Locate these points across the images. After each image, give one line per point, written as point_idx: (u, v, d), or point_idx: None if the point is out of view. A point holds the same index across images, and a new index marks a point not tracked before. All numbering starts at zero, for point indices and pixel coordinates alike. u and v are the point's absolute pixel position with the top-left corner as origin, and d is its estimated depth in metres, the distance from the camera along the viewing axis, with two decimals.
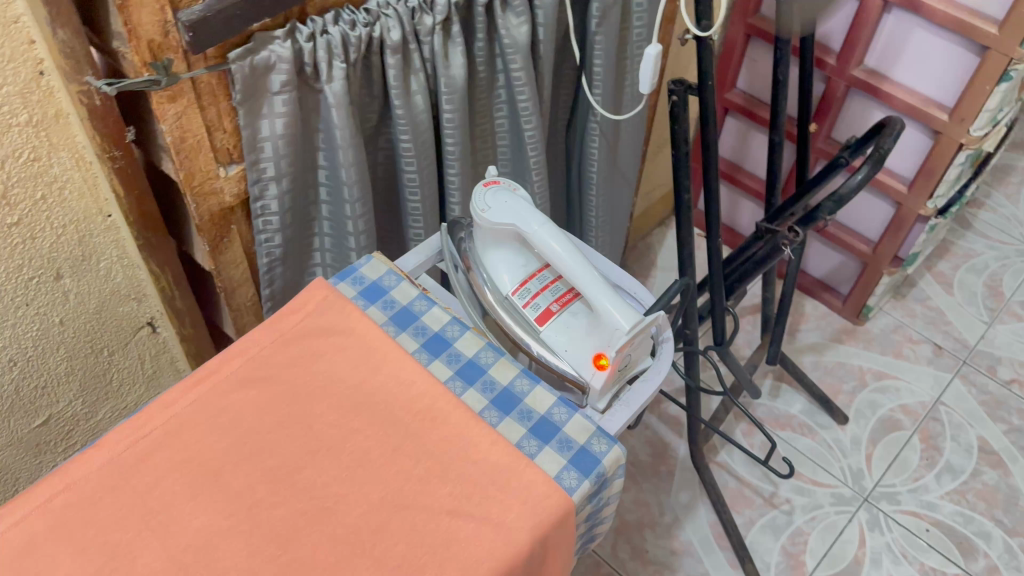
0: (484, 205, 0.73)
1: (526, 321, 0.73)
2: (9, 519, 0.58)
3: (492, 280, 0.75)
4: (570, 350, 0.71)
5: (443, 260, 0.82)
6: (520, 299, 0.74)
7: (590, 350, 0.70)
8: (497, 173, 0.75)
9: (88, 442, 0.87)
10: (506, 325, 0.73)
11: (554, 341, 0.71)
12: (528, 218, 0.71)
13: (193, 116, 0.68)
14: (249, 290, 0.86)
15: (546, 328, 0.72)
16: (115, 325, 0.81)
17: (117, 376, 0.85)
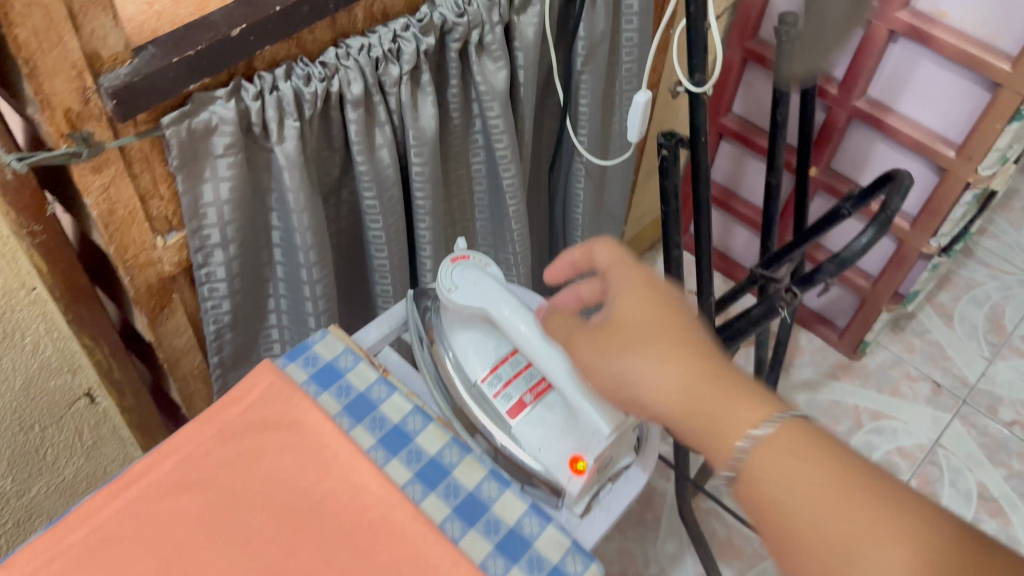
0: (450, 285, 0.66)
1: (497, 413, 0.66)
2: None
3: (459, 363, 0.68)
4: (544, 451, 0.64)
5: (408, 331, 0.75)
6: (490, 387, 0.67)
7: (568, 452, 0.63)
8: (466, 245, 0.68)
9: (21, 521, 0.80)
10: (474, 416, 0.66)
11: (527, 439, 0.65)
12: (502, 302, 0.65)
13: (122, 186, 0.61)
14: (196, 357, 0.79)
15: (518, 421, 0.65)
16: (47, 400, 0.74)
17: (51, 450, 0.78)
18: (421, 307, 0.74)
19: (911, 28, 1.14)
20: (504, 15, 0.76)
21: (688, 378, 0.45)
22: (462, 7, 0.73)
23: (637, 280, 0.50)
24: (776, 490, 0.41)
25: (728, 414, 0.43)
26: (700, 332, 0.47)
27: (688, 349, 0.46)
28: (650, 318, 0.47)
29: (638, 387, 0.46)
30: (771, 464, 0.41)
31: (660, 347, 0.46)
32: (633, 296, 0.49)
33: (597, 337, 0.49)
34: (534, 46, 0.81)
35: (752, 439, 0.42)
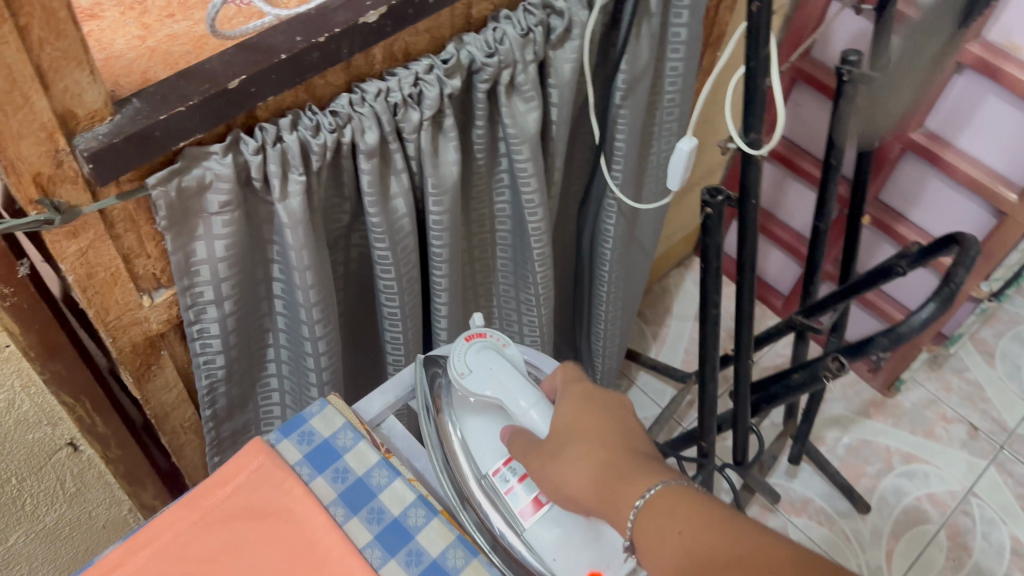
0: (463, 368, 0.61)
1: (509, 512, 0.60)
2: None
3: (471, 454, 0.64)
4: (559, 560, 0.58)
5: (415, 402, 0.69)
6: (502, 481, 0.62)
7: (585, 565, 0.58)
8: (483, 323, 0.64)
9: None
10: (482, 513, 0.61)
11: (541, 544, 0.59)
12: (519, 393, 0.59)
13: (103, 248, 0.54)
14: (188, 410, 0.73)
15: (533, 523, 0.60)
16: (25, 454, 0.68)
17: (32, 501, 0.72)
18: (431, 378, 0.68)
19: (980, 61, 1.05)
20: (539, 53, 0.68)
21: (597, 471, 0.51)
22: (493, 46, 0.66)
23: (575, 390, 0.57)
24: (655, 538, 0.48)
25: (618, 492, 0.50)
26: (617, 428, 0.55)
27: (606, 441, 0.53)
28: (578, 415, 0.55)
29: (560, 484, 0.52)
30: (648, 521, 0.48)
31: (576, 449, 0.53)
32: (569, 407, 0.56)
33: (533, 452, 0.55)
34: (570, 84, 0.72)
35: (637, 507, 0.49)
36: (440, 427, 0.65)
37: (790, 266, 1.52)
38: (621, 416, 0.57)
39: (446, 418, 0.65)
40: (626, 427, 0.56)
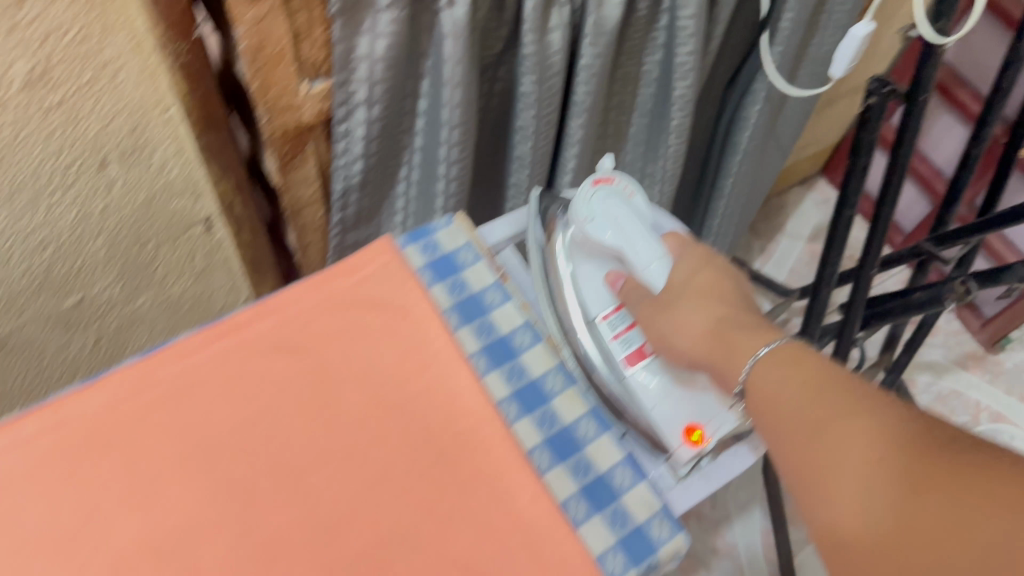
0: (589, 214, 0.63)
1: (612, 357, 0.63)
2: (10, 437, 0.54)
3: (580, 295, 0.65)
4: (658, 411, 0.62)
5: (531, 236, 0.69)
6: (609, 328, 0.64)
7: (684, 419, 0.62)
8: (611, 168, 0.66)
9: (121, 327, 0.81)
10: (585, 350, 0.63)
11: (643, 392, 0.62)
12: (643, 250, 0.62)
13: (276, 23, 0.56)
14: (319, 211, 0.77)
15: (634, 372, 0.63)
16: (165, 221, 0.73)
17: (162, 267, 0.78)
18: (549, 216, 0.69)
19: None
20: None
21: (711, 325, 0.56)
22: None
23: (695, 252, 0.62)
24: (770, 392, 0.49)
25: (734, 344, 0.53)
26: (734, 297, 0.59)
27: (722, 301, 0.58)
28: (697, 273, 0.60)
29: (675, 333, 0.57)
30: (770, 368, 0.50)
31: (691, 303, 0.58)
32: (689, 262, 0.61)
33: (649, 303, 0.60)
34: None
35: (758, 357, 0.51)
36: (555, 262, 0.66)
37: (921, 205, 1.45)
38: (735, 282, 0.60)
39: (560, 254, 0.66)
40: (739, 291, 0.60)
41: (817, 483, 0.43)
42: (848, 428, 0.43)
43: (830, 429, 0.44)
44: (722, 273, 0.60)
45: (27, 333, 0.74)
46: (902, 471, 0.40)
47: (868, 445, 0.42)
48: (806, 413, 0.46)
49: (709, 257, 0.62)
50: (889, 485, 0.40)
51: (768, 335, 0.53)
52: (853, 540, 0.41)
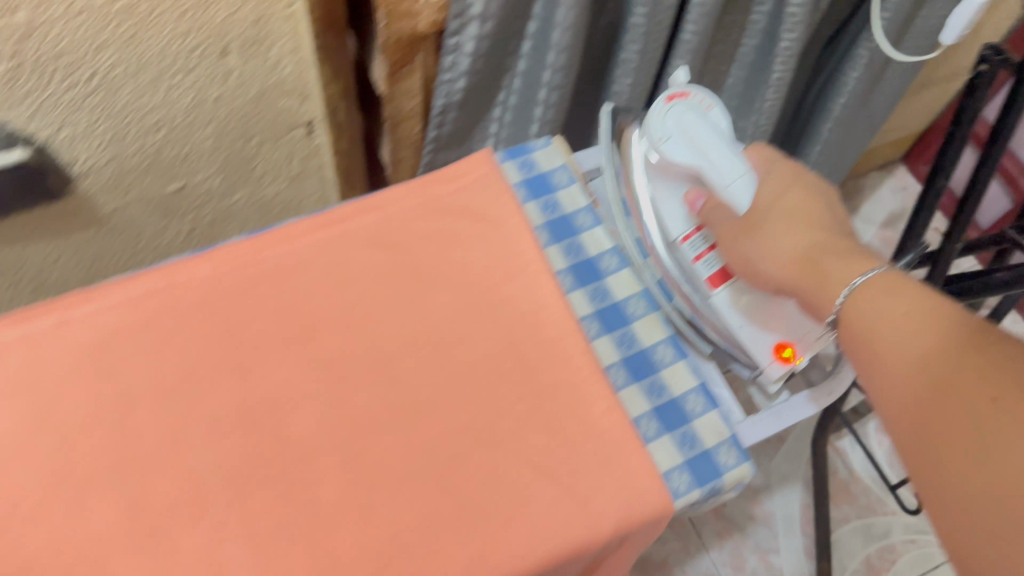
0: (662, 134, 0.59)
1: (695, 277, 0.61)
2: (123, 293, 0.57)
3: (659, 216, 0.62)
4: (746, 329, 0.60)
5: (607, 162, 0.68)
6: (691, 250, 0.61)
7: (776, 335, 0.61)
8: (686, 81, 0.61)
9: (215, 220, 0.85)
10: (668, 270, 0.62)
11: (730, 312, 0.60)
12: (722, 167, 0.58)
13: None
14: (416, 126, 0.78)
15: (721, 293, 0.61)
16: (271, 119, 0.75)
17: (262, 165, 0.81)
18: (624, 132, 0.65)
19: None
20: None
21: (801, 250, 0.55)
22: None
23: (785, 169, 0.61)
24: (868, 324, 0.48)
25: (828, 270, 0.52)
26: (824, 218, 0.57)
27: (815, 223, 0.57)
28: (788, 193, 0.59)
29: (760, 259, 0.57)
30: (865, 297, 0.49)
31: (782, 225, 0.57)
32: (779, 180, 0.60)
33: (734, 224, 0.59)
34: None
35: (853, 285, 0.50)
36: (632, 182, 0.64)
37: (1004, 203, 1.42)
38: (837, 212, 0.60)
39: (637, 173, 0.63)
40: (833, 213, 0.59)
41: (907, 430, 0.45)
42: (933, 380, 0.44)
43: (920, 377, 0.44)
44: (812, 194, 0.59)
45: (130, 213, 0.78)
46: (972, 431, 0.41)
47: (948, 400, 0.42)
48: (907, 349, 0.46)
49: (802, 174, 0.60)
50: (960, 444, 0.41)
51: (863, 262, 0.52)
52: (957, 479, 0.41)
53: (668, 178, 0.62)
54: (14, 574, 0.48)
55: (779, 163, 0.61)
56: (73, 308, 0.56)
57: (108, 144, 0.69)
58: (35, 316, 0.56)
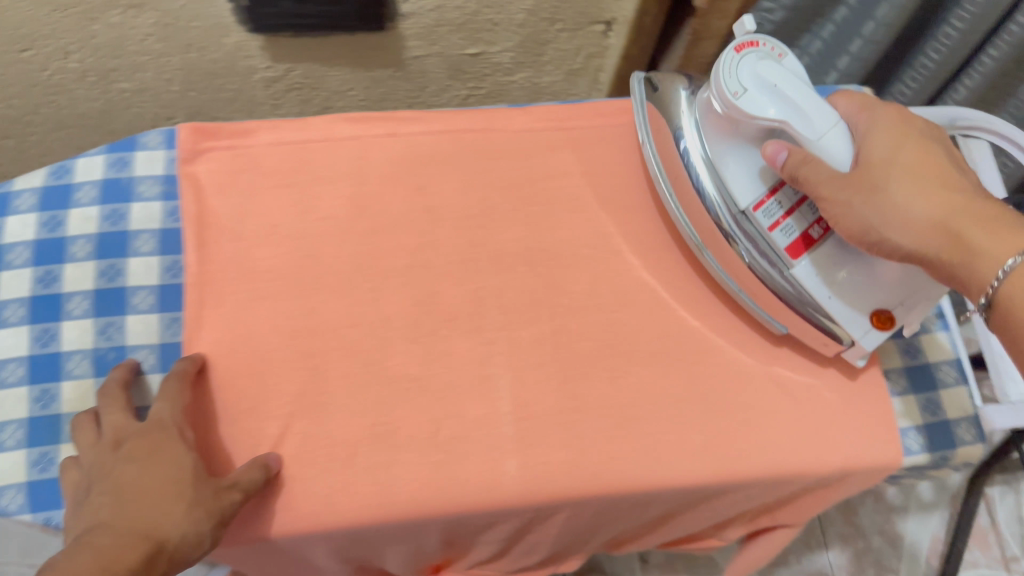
0: (738, 87, 0.51)
1: (772, 248, 0.55)
2: (448, 125, 0.65)
3: (724, 184, 0.56)
4: (836, 299, 0.55)
5: (646, 140, 0.61)
6: (766, 217, 0.55)
7: (869, 303, 0.55)
8: (750, 30, 0.54)
9: (491, 91, 0.90)
10: (744, 245, 0.56)
11: (817, 283, 0.55)
12: (811, 116, 0.51)
13: None
14: (712, 49, 0.79)
15: (801, 262, 0.55)
16: (580, 10, 0.78)
17: (551, 51, 0.84)
18: (668, 94, 0.60)
19: None
20: None
21: (936, 221, 0.48)
22: None
23: (890, 115, 0.53)
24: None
25: (977, 248, 0.47)
26: (940, 169, 0.51)
27: (943, 184, 0.50)
28: (905, 146, 0.51)
29: (887, 227, 0.49)
30: None
31: (908, 186, 0.50)
32: (885, 129, 0.52)
33: (843, 183, 0.50)
34: None
35: (1008, 266, 0.46)
36: (687, 149, 0.58)
37: None
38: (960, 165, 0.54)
39: (690, 139, 0.58)
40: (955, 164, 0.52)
41: None
42: None
43: None
44: (923, 144, 0.52)
45: (426, 65, 0.83)
46: None
47: None
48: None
49: (910, 123, 0.53)
50: None
51: (1011, 232, 0.47)
52: None
53: (732, 138, 0.56)
54: (326, 327, 0.58)
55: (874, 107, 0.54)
56: (405, 125, 0.64)
57: None
58: (372, 124, 0.64)
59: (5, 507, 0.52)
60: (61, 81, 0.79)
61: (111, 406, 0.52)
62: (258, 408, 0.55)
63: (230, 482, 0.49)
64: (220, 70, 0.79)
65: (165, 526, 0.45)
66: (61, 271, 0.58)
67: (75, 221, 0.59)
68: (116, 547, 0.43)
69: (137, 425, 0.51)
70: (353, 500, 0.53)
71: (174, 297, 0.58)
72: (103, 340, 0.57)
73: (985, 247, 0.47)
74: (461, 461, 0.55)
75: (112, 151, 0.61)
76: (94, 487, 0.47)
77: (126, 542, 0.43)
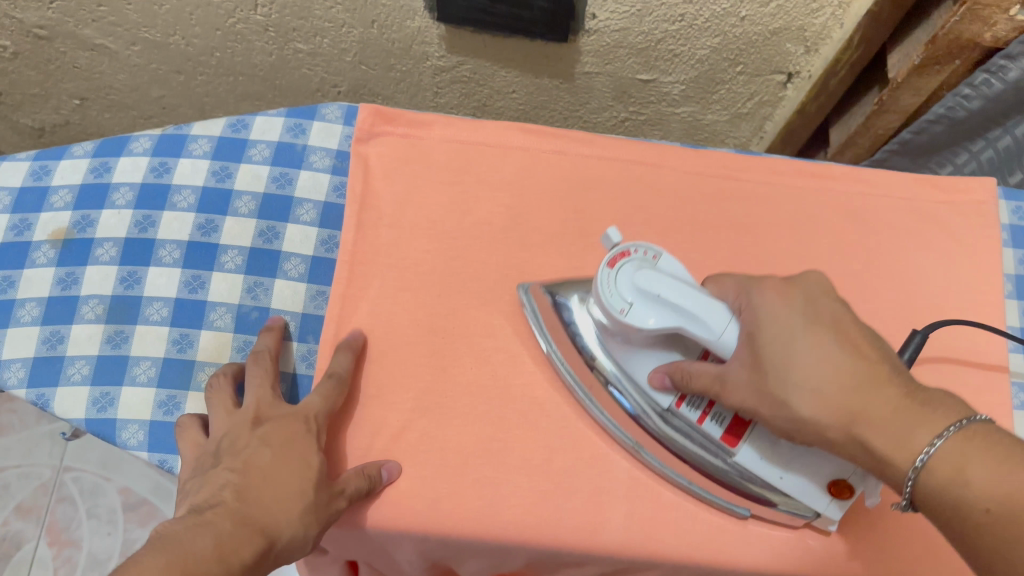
0: (623, 301, 0.46)
1: (708, 439, 0.50)
2: (616, 154, 0.64)
3: (640, 386, 0.51)
4: (789, 475, 0.49)
5: (552, 349, 0.56)
6: (693, 412, 0.50)
7: (823, 474, 0.49)
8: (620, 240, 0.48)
9: (651, 120, 0.89)
10: (676, 438, 0.51)
11: (764, 467, 0.49)
12: (706, 317, 0.44)
13: None
14: (894, 121, 0.76)
15: (742, 447, 0.49)
16: (765, 57, 0.76)
17: (724, 92, 0.82)
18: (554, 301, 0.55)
19: None
20: None
21: (843, 430, 0.43)
22: None
23: (772, 300, 0.46)
24: (952, 509, 0.39)
25: (886, 443, 0.41)
26: (831, 354, 0.43)
27: (843, 376, 0.43)
28: (794, 340, 0.44)
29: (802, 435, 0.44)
30: (938, 476, 0.40)
31: (806, 389, 0.43)
32: (769, 318, 0.45)
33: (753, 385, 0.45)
34: None
35: (920, 461, 0.40)
36: (590, 356, 0.53)
37: None
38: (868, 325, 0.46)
39: (591, 347, 0.52)
40: (850, 338, 0.44)
41: None
42: None
43: None
44: (810, 328, 0.44)
45: (595, 81, 0.83)
46: None
47: None
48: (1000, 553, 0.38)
49: (794, 302, 0.45)
50: None
51: (916, 421, 0.41)
52: None
53: (631, 345, 0.50)
54: (461, 331, 0.58)
55: (754, 298, 0.46)
56: (575, 146, 0.64)
57: (631, 14, 0.71)
58: (544, 138, 0.64)
59: (126, 440, 0.54)
60: (243, 30, 0.80)
61: (260, 380, 0.53)
62: (381, 397, 0.55)
63: (340, 488, 0.49)
64: (396, 50, 0.80)
65: (277, 524, 0.46)
66: (221, 222, 0.60)
67: (244, 176, 0.61)
68: (234, 537, 0.43)
69: (280, 410, 0.51)
70: (456, 512, 0.52)
71: (325, 270, 0.59)
72: (249, 298, 0.58)
73: (894, 450, 0.41)
74: (567, 496, 0.53)
75: (292, 116, 0.63)
76: (223, 460, 0.49)
77: (242, 535, 0.44)
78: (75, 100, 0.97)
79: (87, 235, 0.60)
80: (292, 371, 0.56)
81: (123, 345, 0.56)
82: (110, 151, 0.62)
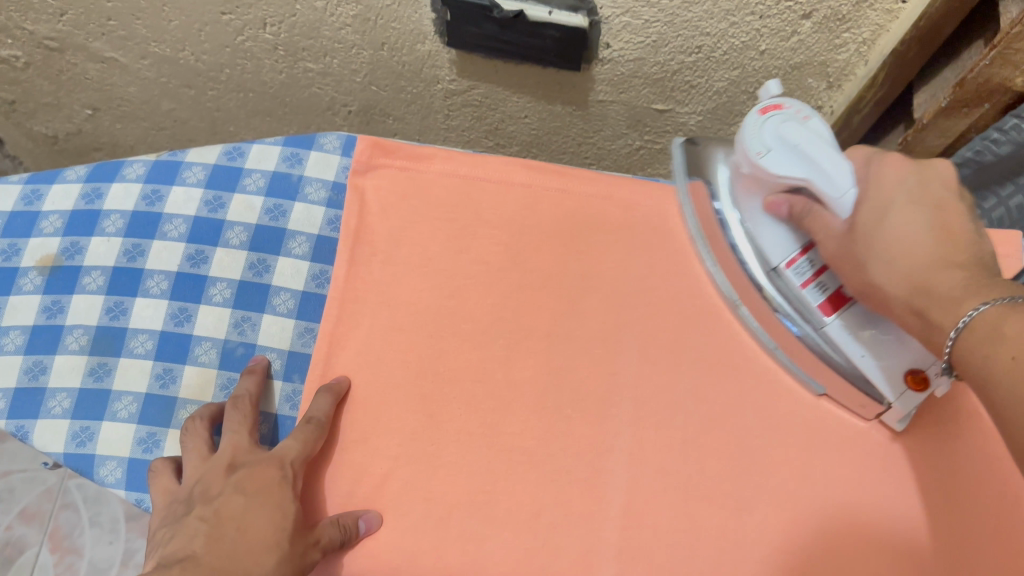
0: (764, 146, 0.47)
1: (805, 305, 0.50)
2: (621, 194, 0.62)
3: (756, 243, 0.52)
4: (869, 358, 0.48)
5: (686, 203, 0.59)
6: (796, 275, 0.50)
7: (903, 363, 0.48)
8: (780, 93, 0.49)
9: (665, 150, 0.86)
10: (777, 302, 0.51)
11: (846, 341, 0.48)
12: (833, 172, 0.45)
13: None
14: None
15: (834, 319, 0.49)
16: (787, 90, 0.73)
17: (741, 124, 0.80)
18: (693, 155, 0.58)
19: None
20: None
21: (907, 301, 0.43)
22: None
23: (879, 174, 0.46)
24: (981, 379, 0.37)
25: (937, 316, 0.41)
26: (919, 228, 0.44)
27: (921, 248, 0.43)
28: (889, 212, 0.45)
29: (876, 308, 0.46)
30: (973, 339, 0.38)
31: (882, 256, 0.44)
32: (868, 190, 0.46)
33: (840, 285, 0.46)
34: None
35: (963, 323, 0.39)
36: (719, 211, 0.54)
37: None
38: (979, 224, 0.45)
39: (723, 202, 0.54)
40: (946, 221, 0.44)
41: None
42: None
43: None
44: (905, 204, 0.45)
45: (609, 108, 0.80)
46: None
47: None
48: None
49: (907, 177, 0.46)
50: None
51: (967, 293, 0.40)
52: None
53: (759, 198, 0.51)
54: (451, 376, 0.55)
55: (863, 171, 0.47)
56: (579, 184, 0.62)
57: (645, 44, 0.68)
58: (548, 175, 0.62)
59: (104, 477, 0.53)
60: (253, 49, 0.79)
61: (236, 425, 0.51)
62: (366, 442, 0.53)
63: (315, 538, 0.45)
64: (405, 73, 0.78)
65: None
66: (211, 254, 0.59)
67: (236, 206, 0.60)
68: None
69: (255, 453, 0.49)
70: (436, 567, 0.50)
71: (314, 306, 0.58)
72: (235, 333, 0.56)
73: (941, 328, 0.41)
74: (557, 554, 0.50)
75: (289, 146, 0.62)
76: (195, 507, 0.48)
77: None
78: (87, 110, 0.97)
79: (75, 263, 0.59)
80: (275, 412, 0.55)
81: (105, 378, 0.56)
82: (102, 176, 0.62)
